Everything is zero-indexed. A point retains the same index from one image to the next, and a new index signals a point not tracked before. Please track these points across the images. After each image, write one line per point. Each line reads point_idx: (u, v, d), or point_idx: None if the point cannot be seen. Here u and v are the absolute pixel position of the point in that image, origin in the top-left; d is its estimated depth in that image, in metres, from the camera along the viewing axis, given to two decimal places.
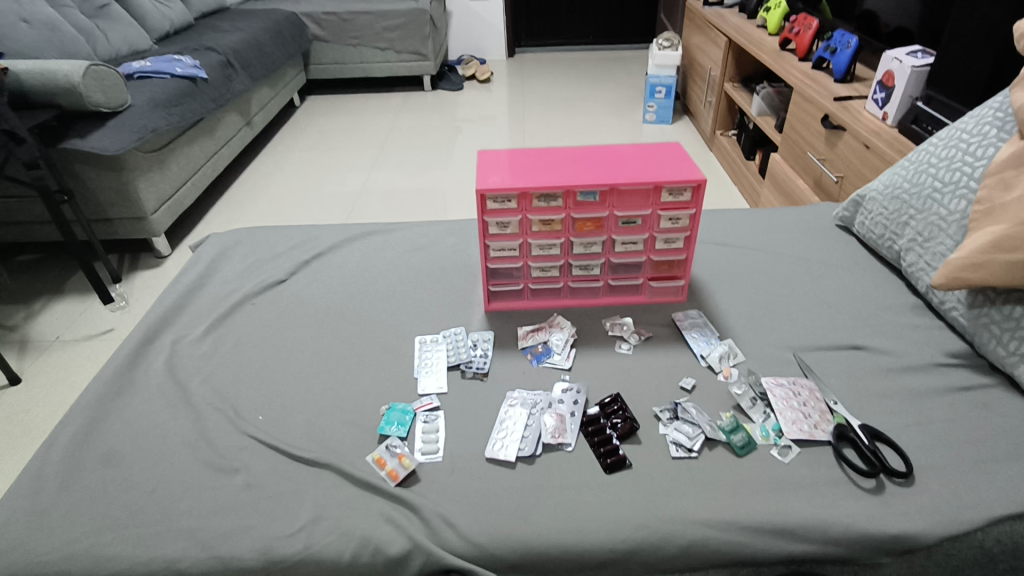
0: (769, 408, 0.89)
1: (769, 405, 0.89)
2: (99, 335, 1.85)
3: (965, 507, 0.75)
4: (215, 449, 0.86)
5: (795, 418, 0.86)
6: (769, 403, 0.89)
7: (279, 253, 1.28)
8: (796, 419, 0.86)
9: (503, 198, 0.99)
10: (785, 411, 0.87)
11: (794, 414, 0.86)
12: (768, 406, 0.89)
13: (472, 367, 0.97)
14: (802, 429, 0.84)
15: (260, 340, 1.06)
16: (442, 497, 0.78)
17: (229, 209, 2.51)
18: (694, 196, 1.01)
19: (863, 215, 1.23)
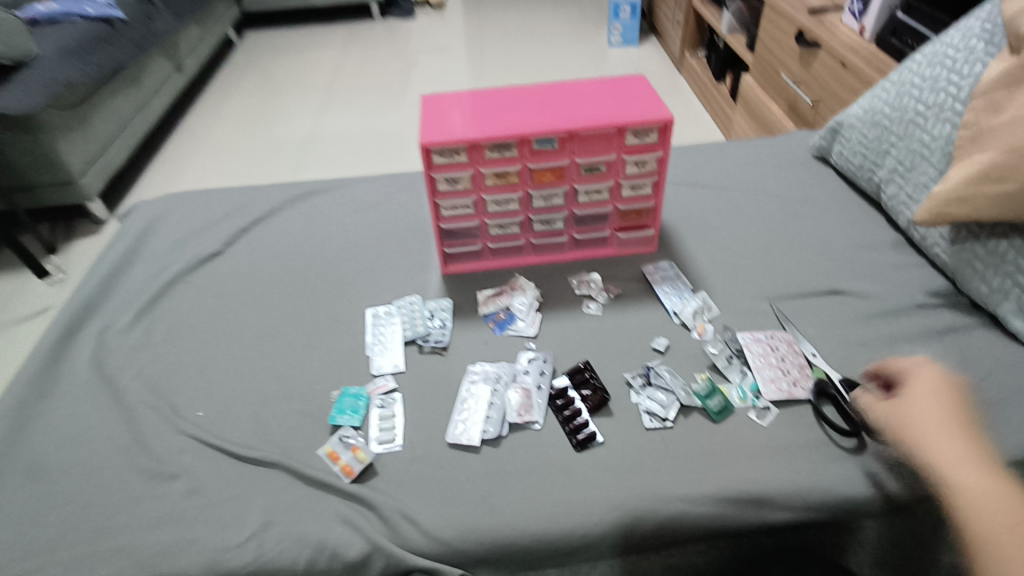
0: (747, 366, 0.84)
1: (747, 363, 0.84)
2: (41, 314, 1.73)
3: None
4: (151, 453, 0.78)
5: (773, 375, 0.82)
6: (746, 361, 0.84)
7: (213, 219, 1.16)
8: (774, 377, 0.81)
9: (450, 151, 0.88)
10: (764, 369, 0.82)
11: (772, 372, 0.82)
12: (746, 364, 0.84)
13: (430, 341, 0.90)
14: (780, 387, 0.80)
15: (196, 322, 0.96)
16: (402, 491, 0.73)
17: (169, 168, 2.34)
18: (661, 137, 0.91)
19: (841, 143, 1.15)
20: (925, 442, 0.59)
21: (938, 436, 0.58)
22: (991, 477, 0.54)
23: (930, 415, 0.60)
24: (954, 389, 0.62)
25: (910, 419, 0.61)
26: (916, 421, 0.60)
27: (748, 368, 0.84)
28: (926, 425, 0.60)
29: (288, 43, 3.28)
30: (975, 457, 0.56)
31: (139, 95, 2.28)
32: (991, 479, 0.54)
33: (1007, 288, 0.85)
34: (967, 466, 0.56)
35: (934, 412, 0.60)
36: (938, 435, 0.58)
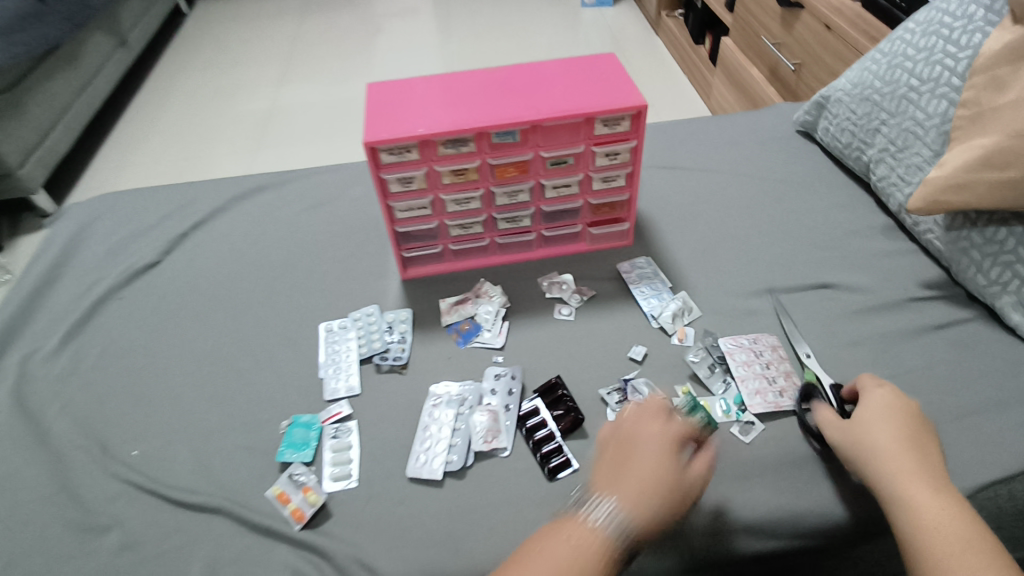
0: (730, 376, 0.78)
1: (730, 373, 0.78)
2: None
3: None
4: (80, 501, 0.70)
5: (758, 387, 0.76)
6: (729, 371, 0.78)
7: (149, 223, 1.05)
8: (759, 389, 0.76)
9: (400, 148, 0.79)
10: (747, 380, 0.77)
11: (755, 382, 0.76)
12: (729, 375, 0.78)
13: (388, 358, 0.82)
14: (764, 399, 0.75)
15: (131, 344, 0.87)
16: (359, 535, 0.66)
17: (120, 151, 2.18)
18: (634, 125, 0.83)
19: (827, 119, 1.07)
20: (881, 458, 0.59)
21: (894, 453, 0.58)
22: (938, 491, 0.55)
23: (886, 432, 0.60)
24: (909, 411, 0.63)
25: (867, 435, 0.61)
26: (872, 436, 0.61)
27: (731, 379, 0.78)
28: (882, 441, 0.60)
29: (242, 11, 3.07)
30: (920, 470, 0.57)
31: (81, 75, 2.10)
32: (940, 496, 0.55)
33: (1006, 279, 0.79)
34: (918, 482, 0.56)
35: (891, 430, 0.60)
36: (894, 452, 0.59)
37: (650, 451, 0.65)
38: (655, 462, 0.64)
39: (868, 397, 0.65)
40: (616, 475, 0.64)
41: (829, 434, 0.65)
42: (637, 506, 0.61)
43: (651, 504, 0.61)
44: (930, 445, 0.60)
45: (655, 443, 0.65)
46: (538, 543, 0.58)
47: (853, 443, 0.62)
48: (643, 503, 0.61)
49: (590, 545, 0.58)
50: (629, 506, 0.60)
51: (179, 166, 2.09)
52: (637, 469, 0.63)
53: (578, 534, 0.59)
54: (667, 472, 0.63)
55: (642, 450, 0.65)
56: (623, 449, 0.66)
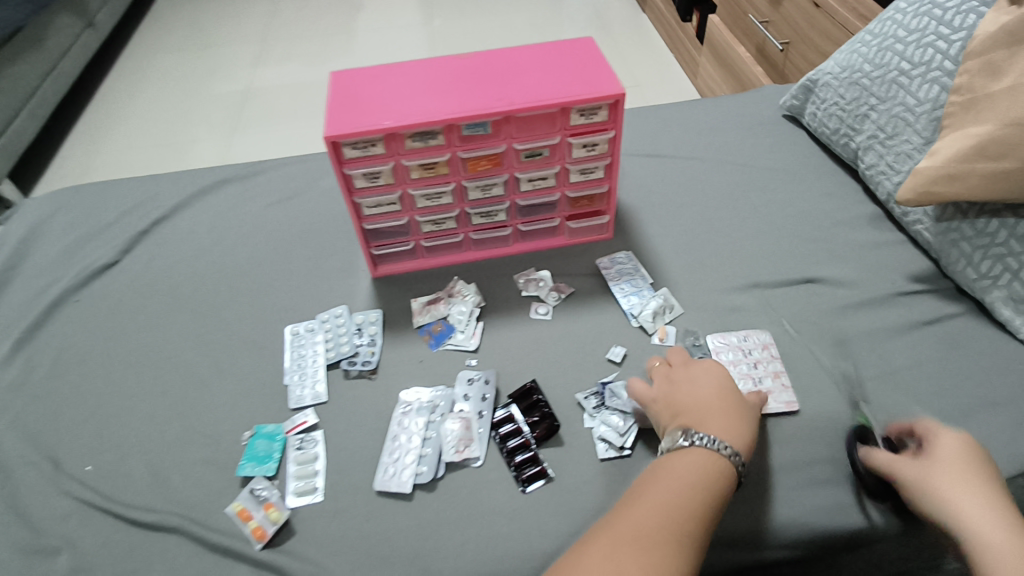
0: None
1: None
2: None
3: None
4: (30, 522, 0.67)
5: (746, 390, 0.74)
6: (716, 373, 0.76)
7: (105, 220, 1.00)
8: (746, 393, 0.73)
9: (364, 142, 0.75)
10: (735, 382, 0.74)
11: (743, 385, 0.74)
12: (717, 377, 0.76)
13: (356, 363, 0.78)
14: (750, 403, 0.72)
15: (87, 352, 0.83)
16: (323, 552, 0.63)
17: (90, 136, 2.01)
18: (612, 114, 0.79)
19: (815, 104, 1.03)
20: (962, 494, 0.55)
21: (975, 491, 0.55)
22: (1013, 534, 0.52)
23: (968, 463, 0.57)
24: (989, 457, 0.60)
25: (943, 470, 0.57)
26: (954, 462, 0.58)
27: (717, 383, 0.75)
28: (962, 478, 0.56)
29: None
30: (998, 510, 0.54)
31: (48, 58, 1.88)
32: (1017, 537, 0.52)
33: (996, 273, 0.76)
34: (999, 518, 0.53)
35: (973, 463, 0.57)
36: (977, 490, 0.55)
37: (718, 381, 0.65)
38: (729, 388, 0.65)
39: (934, 430, 0.61)
40: (701, 406, 0.63)
41: (892, 466, 0.61)
42: (743, 432, 0.60)
43: (749, 424, 0.62)
44: (1005, 489, 0.57)
45: (714, 372, 0.67)
46: (641, 492, 0.55)
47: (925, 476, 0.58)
48: (744, 423, 0.61)
49: (700, 482, 0.55)
50: (735, 427, 0.60)
51: (156, 152, 1.94)
52: (721, 396, 0.63)
53: (703, 464, 0.56)
54: (743, 397, 0.65)
55: (710, 380, 0.65)
56: (687, 388, 0.65)
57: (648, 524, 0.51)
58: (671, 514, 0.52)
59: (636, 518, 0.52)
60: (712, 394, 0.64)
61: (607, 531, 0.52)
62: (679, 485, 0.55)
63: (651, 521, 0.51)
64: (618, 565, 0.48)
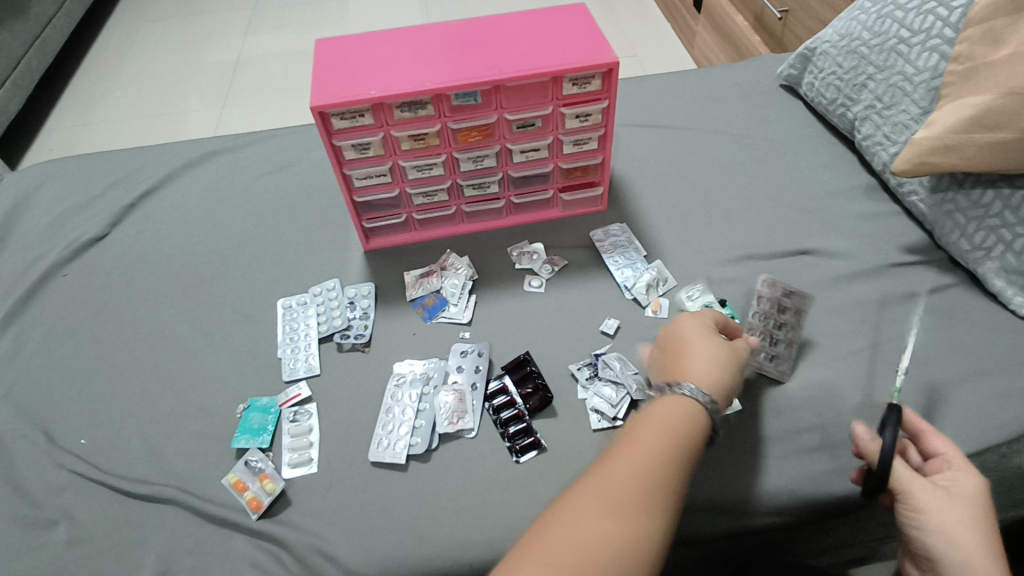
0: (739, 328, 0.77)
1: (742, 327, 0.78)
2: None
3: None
4: (27, 495, 0.67)
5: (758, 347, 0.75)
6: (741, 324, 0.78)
7: (94, 194, 0.98)
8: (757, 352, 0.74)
9: (352, 112, 0.73)
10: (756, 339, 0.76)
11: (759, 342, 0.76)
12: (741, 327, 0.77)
13: (349, 336, 0.78)
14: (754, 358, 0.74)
15: (78, 327, 0.83)
16: (319, 522, 0.64)
17: (77, 109, 1.97)
18: (605, 83, 0.77)
19: (812, 74, 1.02)
20: (975, 541, 0.50)
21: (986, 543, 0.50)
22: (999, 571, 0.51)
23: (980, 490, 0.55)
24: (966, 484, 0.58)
25: (962, 507, 0.52)
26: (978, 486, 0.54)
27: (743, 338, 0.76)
28: (981, 524, 0.51)
29: None
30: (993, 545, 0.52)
31: (32, 25, 1.80)
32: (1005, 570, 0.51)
33: (989, 244, 0.76)
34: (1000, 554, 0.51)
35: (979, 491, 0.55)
36: (990, 545, 0.50)
37: (697, 332, 0.65)
38: (709, 338, 0.64)
39: (959, 457, 0.55)
40: (678, 359, 0.63)
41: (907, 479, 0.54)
42: (718, 377, 0.59)
43: (727, 370, 0.61)
44: None
45: (696, 325, 0.66)
46: (605, 449, 0.51)
47: (942, 507, 0.52)
48: (719, 368, 0.60)
49: (669, 429, 0.52)
50: (707, 373, 0.60)
51: (146, 123, 1.90)
52: (697, 347, 0.63)
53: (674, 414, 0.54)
54: (725, 345, 0.64)
55: (689, 333, 0.65)
56: (669, 343, 0.65)
57: (624, 478, 0.47)
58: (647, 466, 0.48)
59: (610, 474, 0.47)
60: (689, 346, 0.63)
61: (575, 490, 0.47)
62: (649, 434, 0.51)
63: (627, 475, 0.47)
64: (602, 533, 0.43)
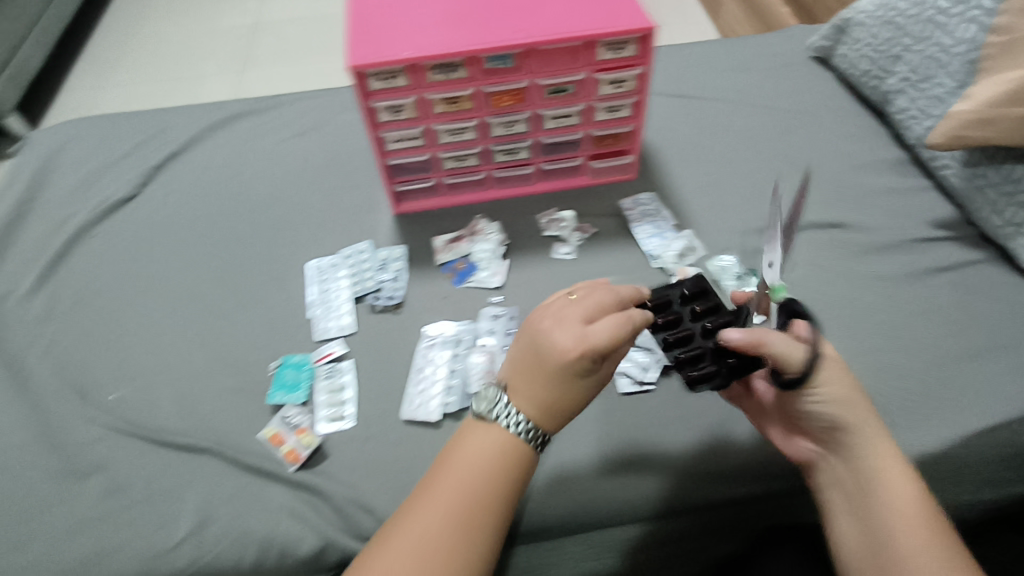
0: (666, 294, 0.67)
1: (694, 300, 0.66)
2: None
3: (928, 425, 0.68)
4: (70, 443, 0.69)
5: (704, 327, 0.64)
6: (688, 287, 0.67)
7: (122, 152, 0.99)
8: (658, 318, 0.65)
9: (387, 73, 0.73)
10: (710, 314, 0.65)
11: (718, 317, 0.65)
12: (683, 301, 0.66)
13: (381, 298, 0.79)
14: (667, 331, 0.64)
15: (112, 283, 0.84)
16: (354, 476, 0.66)
17: (94, 71, 1.95)
18: (641, 49, 0.76)
19: (846, 45, 1.00)
20: (880, 429, 0.53)
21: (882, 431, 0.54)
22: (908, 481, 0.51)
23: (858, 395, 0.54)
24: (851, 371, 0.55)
25: (861, 401, 0.53)
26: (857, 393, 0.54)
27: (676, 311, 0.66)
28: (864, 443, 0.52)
29: None
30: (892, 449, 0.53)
31: None
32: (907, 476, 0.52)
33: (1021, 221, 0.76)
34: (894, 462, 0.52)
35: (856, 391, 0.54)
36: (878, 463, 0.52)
37: (580, 350, 0.50)
38: (587, 363, 0.51)
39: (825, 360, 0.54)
40: (533, 384, 0.52)
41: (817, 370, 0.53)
42: (558, 416, 0.53)
43: (577, 404, 0.53)
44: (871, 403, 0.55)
45: (584, 334, 0.51)
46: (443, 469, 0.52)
47: (848, 403, 0.53)
48: (567, 405, 0.52)
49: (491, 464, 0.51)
50: (543, 417, 0.52)
51: (163, 86, 1.89)
52: (564, 376, 0.51)
53: (495, 441, 0.52)
54: (597, 369, 0.52)
55: (571, 351, 0.50)
56: (532, 352, 0.52)
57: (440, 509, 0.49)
58: (480, 493, 0.50)
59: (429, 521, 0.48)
60: (555, 373, 0.51)
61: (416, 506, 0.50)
62: (462, 465, 0.51)
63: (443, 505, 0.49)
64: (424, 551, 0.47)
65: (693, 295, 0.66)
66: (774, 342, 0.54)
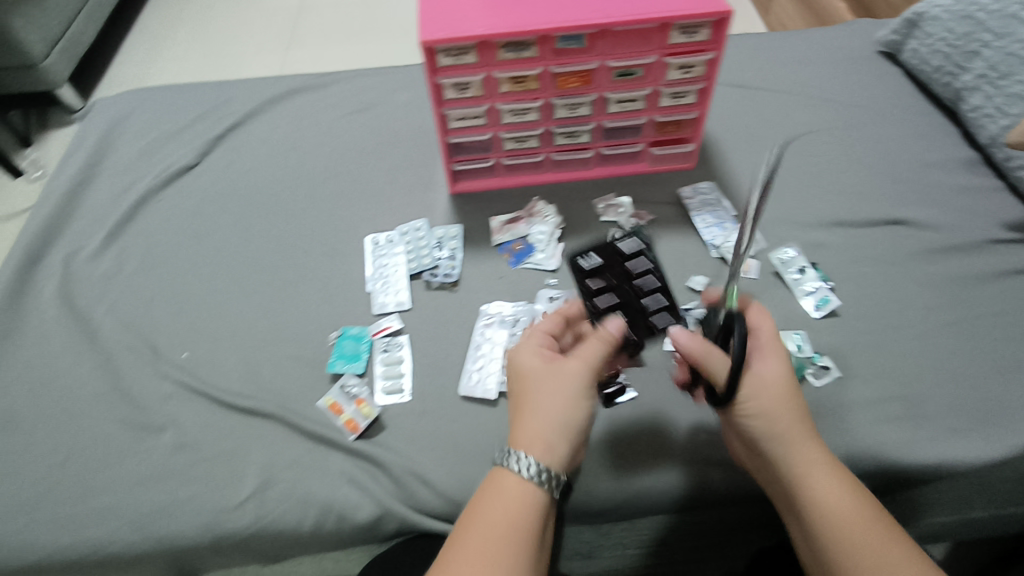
0: (602, 255, 0.73)
1: (628, 259, 0.72)
2: (22, 216, 1.39)
3: (996, 429, 0.66)
4: (136, 401, 0.71)
5: (630, 283, 0.71)
6: (619, 244, 0.74)
7: (185, 122, 1.00)
8: (592, 282, 0.70)
9: (458, 50, 0.73)
10: (641, 276, 0.71)
11: (646, 281, 0.71)
12: (618, 261, 0.73)
13: (438, 275, 0.80)
14: (600, 294, 0.70)
15: (175, 249, 0.85)
16: (412, 448, 0.67)
17: (145, 47, 1.98)
18: (714, 34, 0.75)
19: (917, 40, 0.98)
20: (807, 440, 0.54)
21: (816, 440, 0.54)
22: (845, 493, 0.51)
23: (784, 408, 0.54)
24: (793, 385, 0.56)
25: (788, 411, 0.54)
26: (783, 410, 0.54)
27: (610, 274, 0.72)
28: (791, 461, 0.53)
29: None
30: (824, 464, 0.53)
31: None
32: (844, 487, 0.52)
33: None
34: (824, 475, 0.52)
35: (784, 405, 0.54)
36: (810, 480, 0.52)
37: (528, 364, 0.57)
38: (542, 368, 0.56)
39: (749, 379, 0.55)
40: (519, 417, 0.54)
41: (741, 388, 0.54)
42: (556, 428, 0.53)
43: (571, 405, 0.54)
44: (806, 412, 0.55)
45: (528, 353, 0.58)
46: (454, 531, 0.48)
47: (773, 417, 0.54)
48: (560, 412, 0.53)
49: (511, 513, 0.48)
50: (543, 450, 0.51)
51: (211, 64, 1.91)
52: (533, 386, 0.55)
53: (504, 485, 0.50)
54: (563, 366, 0.56)
55: (522, 367, 0.57)
56: (516, 385, 0.57)
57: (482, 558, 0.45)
58: (500, 528, 0.47)
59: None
60: (526, 389, 0.56)
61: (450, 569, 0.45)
62: (470, 516, 0.48)
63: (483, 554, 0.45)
64: None
65: (629, 254, 0.73)
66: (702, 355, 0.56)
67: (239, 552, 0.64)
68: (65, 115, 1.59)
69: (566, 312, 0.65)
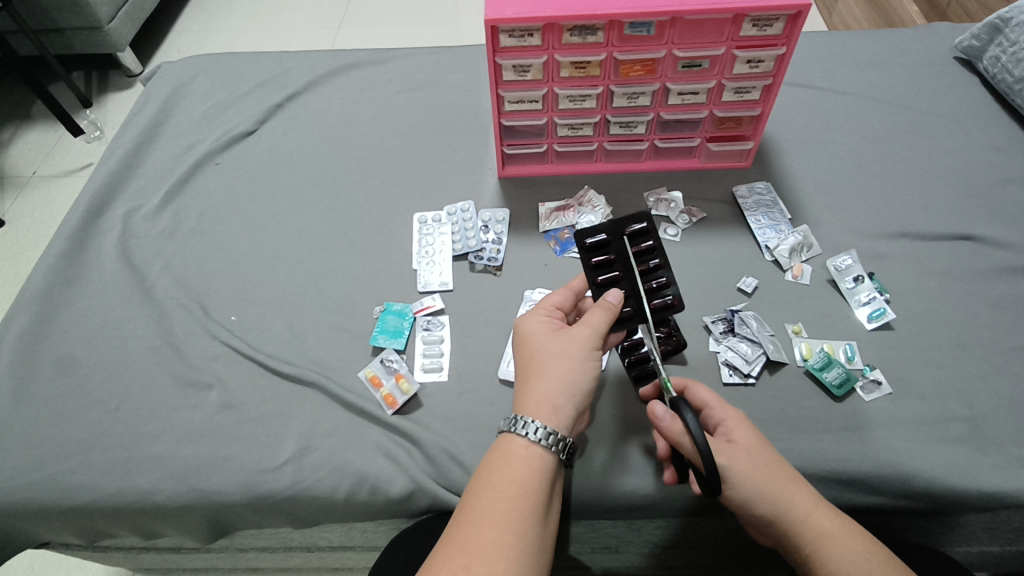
0: (607, 233, 0.65)
1: (633, 239, 0.65)
2: (79, 174, 1.44)
3: None
4: (185, 359, 0.73)
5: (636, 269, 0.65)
6: (629, 228, 0.65)
7: (244, 89, 1.01)
8: (594, 259, 0.65)
9: (522, 31, 0.71)
10: (645, 255, 0.65)
11: (649, 261, 0.65)
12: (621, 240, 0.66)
13: (483, 258, 0.80)
14: (602, 272, 0.65)
15: (228, 214, 0.87)
16: (449, 427, 0.67)
17: (205, 16, 2.01)
18: (787, 29, 0.72)
19: (1000, 47, 0.93)
20: (793, 486, 0.53)
21: (795, 477, 0.54)
22: (841, 531, 0.51)
23: (761, 462, 0.54)
24: (762, 439, 0.56)
25: (767, 467, 0.53)
26: (761, 466, 0.53)
27: (612, 251, 0.65)
28: (782, 509, 0.52)
29: None
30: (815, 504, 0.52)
31: None
32: (837, 526, 0.51)
33: None
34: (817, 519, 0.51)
35: (761, 460, 0.54)
36: (806, 523, 0.51)
37: (534, 334, 0.58)
38: (547, 336, 0.57)
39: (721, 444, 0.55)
40: (529, 384, 0.55)
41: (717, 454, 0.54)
42: (563, 393, 0.54)
43: (578, 371, 0.55)
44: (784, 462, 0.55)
45: (535, 323, 0.59)
46: (466, 489, 0.49)
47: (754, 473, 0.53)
48: (567, 378, 0.54)
49: (523, 471, 0.49)
50: (555, 414, 0.52)
51: (265, 37, 1.93)
52: (540, 354, 0.56)
53: (514, 451, 0.50)
54: (568, 334, 0.57)
55: (527, 335, 0.58)
56: (522, 353, 0.58)
57: (494, 514, 0.46)
58: (511, 492, 0.47)
59: (468, 538, 0.45)
60: (531, 356, 0.57)
61: (465, 528, 0.46)
62: (479, 482, 0.49)
63: (496, 510, 0.46)
64: (500, 552, 0.44)
65: (635, 234, 0.65)
66: (676, 434, 0.55)
67: (274, 513, 0.66)
68: (126, 77, 1.63)
69: (574, 285, 0.66)
